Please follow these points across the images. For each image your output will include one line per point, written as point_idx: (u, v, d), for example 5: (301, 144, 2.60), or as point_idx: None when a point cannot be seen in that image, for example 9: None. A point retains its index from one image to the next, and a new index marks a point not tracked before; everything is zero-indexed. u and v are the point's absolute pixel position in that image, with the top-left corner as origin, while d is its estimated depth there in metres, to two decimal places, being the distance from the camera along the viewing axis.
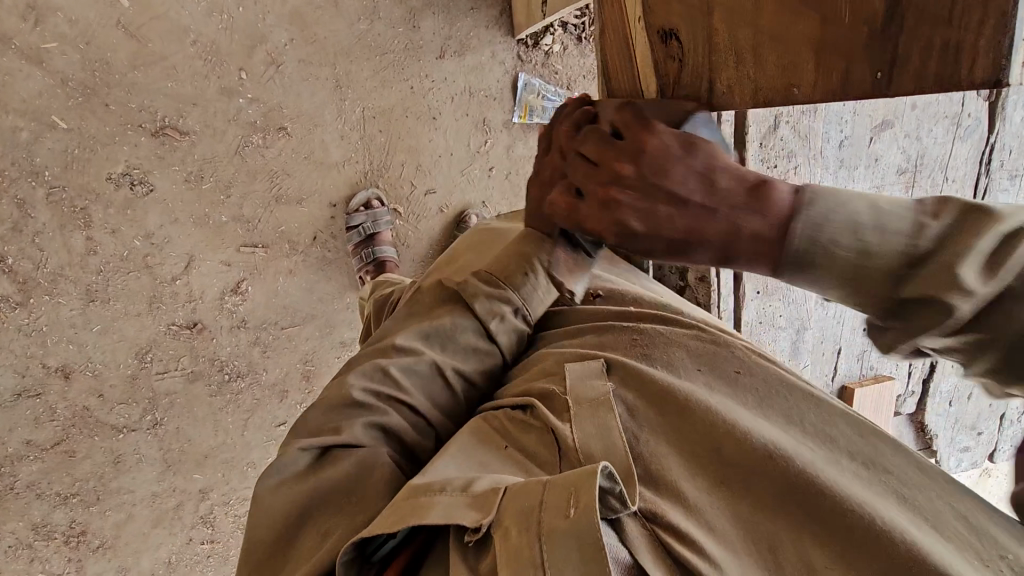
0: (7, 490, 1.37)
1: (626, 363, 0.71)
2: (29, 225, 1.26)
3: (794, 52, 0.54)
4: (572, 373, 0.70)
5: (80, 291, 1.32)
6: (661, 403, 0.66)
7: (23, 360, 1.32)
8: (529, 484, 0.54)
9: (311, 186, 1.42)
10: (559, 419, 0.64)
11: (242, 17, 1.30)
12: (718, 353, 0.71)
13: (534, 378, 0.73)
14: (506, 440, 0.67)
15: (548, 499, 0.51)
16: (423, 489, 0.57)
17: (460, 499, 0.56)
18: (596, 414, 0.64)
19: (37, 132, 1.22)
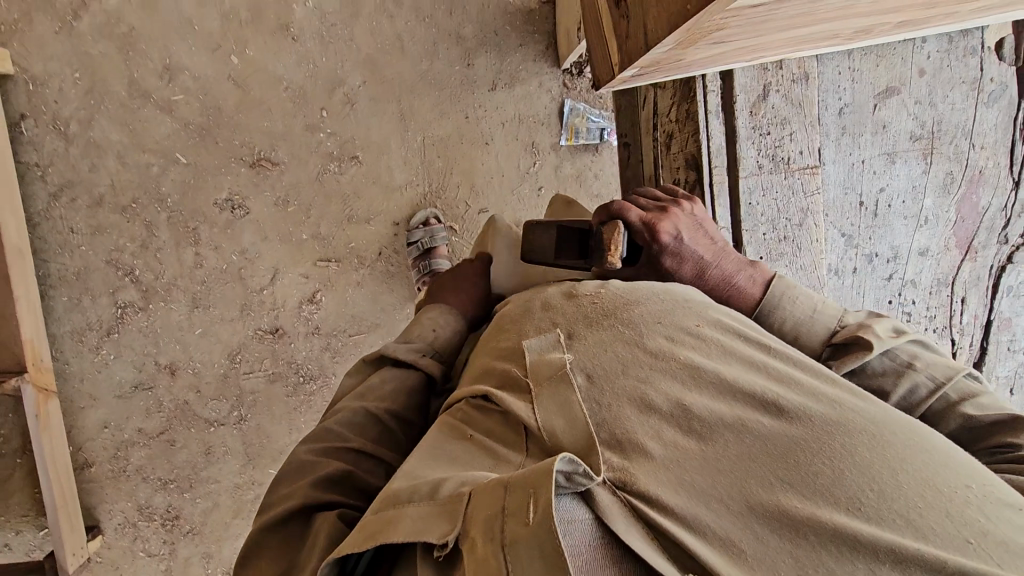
0: (120, 472, 1.60)
1: (588, 333, 0.65)
2: (153, 242, 1.54)
3: None
4: (530, 352, 0.64)
5: (188, 299, 1.57)
6: (622, 368, 0.60)
7: (141, 357, 1.57)
8: (490, 483, 0.47)
9: (377, 207, 1.60)
10: (522, 403, 0.59)
11: (324, 65, 1.54)
12: (677, 305, 0.67)
13: (496, 361, 0.67)
14: (466, 426, 0.62)
15: (509, 502, 0.44)
16: (393, 499, 0.50)
17: (428, 508, 0.49)
18: (556, 391, 0.59)
19: (163, 167, 1.52)
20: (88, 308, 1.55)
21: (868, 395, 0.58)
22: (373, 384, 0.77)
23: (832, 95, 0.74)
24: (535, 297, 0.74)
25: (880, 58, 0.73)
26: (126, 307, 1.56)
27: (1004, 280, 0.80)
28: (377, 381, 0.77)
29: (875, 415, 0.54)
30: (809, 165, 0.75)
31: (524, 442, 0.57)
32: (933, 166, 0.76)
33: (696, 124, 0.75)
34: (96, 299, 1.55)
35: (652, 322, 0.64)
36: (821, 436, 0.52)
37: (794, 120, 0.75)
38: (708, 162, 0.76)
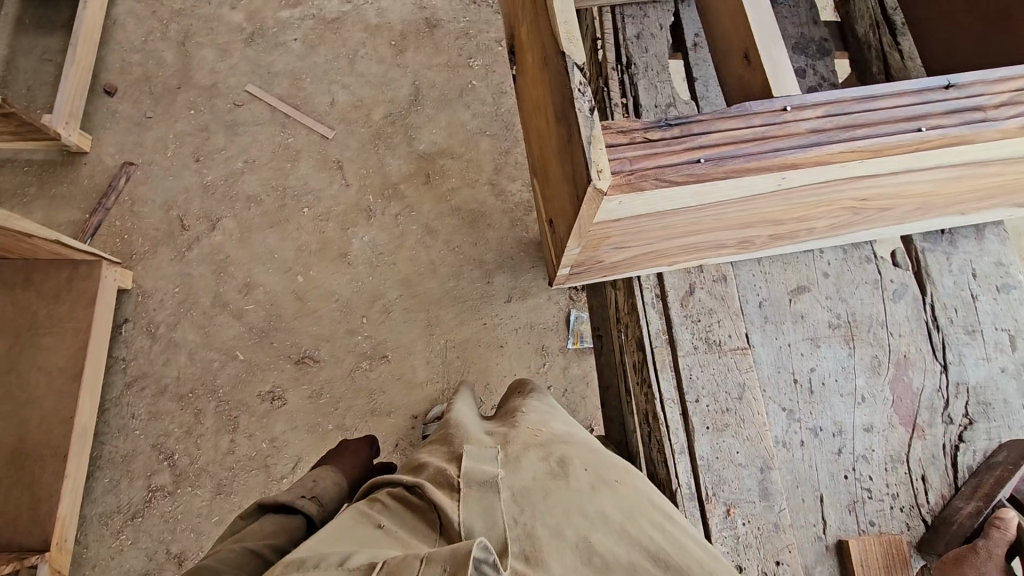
0: None
1: (519, 454, 0.74)
2: (197, 428, 1.74)
3: (563, 186, 0.62)
4: (468, 457, 0.74)
5: (212, 485, 1.68)
6: (545, 493, 0.70)
7: (154, 544, 1.63)
8: (406, 557, 0.57)
9: (398, 401, 1.77)
10: (450, 501, 0.68)
11: (369, 283, 1.90)
12: (602, 459, 0.75)
13: (432, 459, 0.75)
14: (388, 513, 0.70)
15: (424, 569, 0.55)
16: (297, 566, 0.58)
17: (333, 572, 0.57)
18: (482, 496, 0.69)
19: (223, 362, 1.81)
20: (122, 490, 1.69)
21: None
22: (254, 530, 0.87)
23: (751, 292, 0.89)
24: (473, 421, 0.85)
25: (785, 266, 0.91)
26: (156, 491, 1.68)
27: (963, 461, 0.82)
28: (257, 526, 0.89)
29: None
30: (740, 345, 0.85)
31: (439, 535, 0.67)
32: (856, 349, 0.87)
33: (636, 313, 0.88)
34: (132, 481, 1.69)
35: (576, 465, 0.73)
36: None
37: (719, 311, 0.87)
38: (649, 342, 0.86)
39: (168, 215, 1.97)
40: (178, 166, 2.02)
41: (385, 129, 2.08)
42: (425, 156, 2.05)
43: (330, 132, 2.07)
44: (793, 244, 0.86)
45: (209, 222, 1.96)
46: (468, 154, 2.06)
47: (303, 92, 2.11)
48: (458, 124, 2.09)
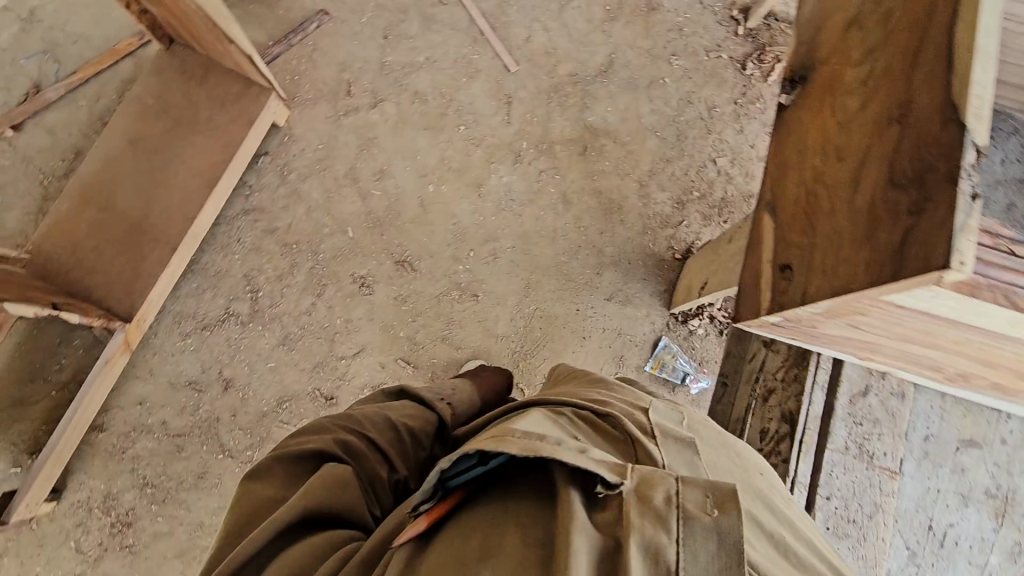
0: (119, 452, 1.68)
1: (701, 434, 0.82)
2: (287, 279, 1.82)
3: (865, 252, 0.57)
4: (656, 416, 0.82)
5: (280, 334, 1.78)
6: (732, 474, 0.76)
7: (211, 361, 1.75)
8: (654, 472, 0.66)
9: (469, 341, 1.81)
10: (651, 443, 0.75)
11: (489, 222, 1.92)
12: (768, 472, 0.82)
13: (615, 406, 0.83)
14: (578, 426, 0.77)
15: (689, 488, 0.63)
16: (545, 439, 0.66)
17: (584, 455, 0.65)
18: (681, 450, 0.75)
19: (332, 231, 1.87)
20: (202, 300, 1.79)
21: None
22: (398, 408, 1.10)
23: (921, 420, 0.84)
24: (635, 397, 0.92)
25: (967, 411, 0.83)
26: (231, 316, 1.79)
27: None
28: (400, 405, 1.11)
29: None
30: (890, 467, 0.83)
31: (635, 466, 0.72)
32: (1009, 531, 0.79)
33: (801, 389, 0.88)
34: (215, 297, 1.79)
35: (753, 467, 0.81)
36: None
37: (884, 424, 0.84)
38: (802, 423, 0.88)
39: (340, 75, 2.00)
40: (365, 34, 2.03)
41: (565, 86, 2.04)
42: (590, 128, 2.02)
43: (514, 66, 2.04)
44: (993, 398, 0.78)
45: (372, 98, 1.99)
46: (631, 146, 2.01)
47: (505, 17, 2.08)
48: (634, 113, 2.04)
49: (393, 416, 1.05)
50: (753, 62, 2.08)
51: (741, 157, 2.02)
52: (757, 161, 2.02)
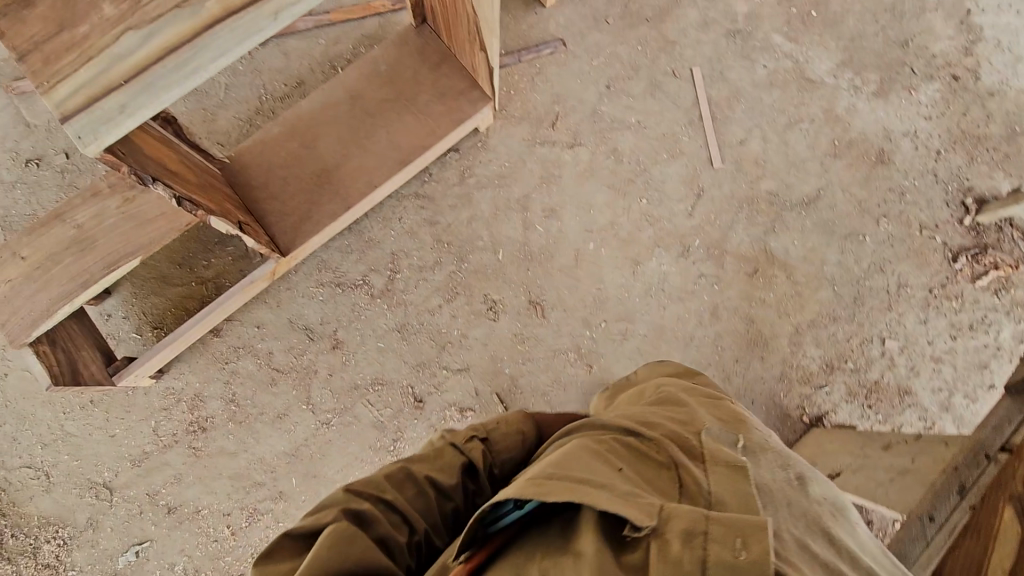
0: (223, 361, 1.78)
1: (754, 458, 0.85)
2: (428, 273, 1.87)
3: None
4: (707, 438, 0.85)
5: (401, 320, 1.83)
6: (787, 500, 0.79)
7: (332, 317, 1.83)
8: (692, 512, 0.67)
9: (567, 408, 1.78)
10: (696, 468, 0.79)
11: (632, 302, 1.87)
12: (825, 500, 0.84)
13: (664, 426, 0.88)
14: (620, 454, 0.82)
15: (714, 532, 0.64)
16: (570, 484, 0.71)
17: (615, 499, 0.70)
18: (727, 473, 0.77)
19: (485, 247, 1.90)
20: (348, 259, 1.87)
21: None
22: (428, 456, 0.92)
23: None
24: (696, 414, 0.96)
25: None
26: (366, 285, 1.85)
27: None
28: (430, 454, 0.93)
29: None
30: None
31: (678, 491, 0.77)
32: None
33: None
34: (359, 261, 1.87)
35: (820, 508, 0.81)
36: None
37: None
38: None
39: (552, 105, 2.01)
40: (591, 76, 2.04)
41: (760, 202, 1.96)
42: (768, 253, 1.93)
43: (718, 162, 1.98)
44: None
45: (572, 138, 1.99)
46: (802, 288, 1.90)
47: (730, 112, 2.02)
48: (818, 256, 1.93)
49: (415, 467, 0.89)
50: (967, 255, 1.92)
51: (912, 348, 1.87)
52: (928, 360, 1.86)
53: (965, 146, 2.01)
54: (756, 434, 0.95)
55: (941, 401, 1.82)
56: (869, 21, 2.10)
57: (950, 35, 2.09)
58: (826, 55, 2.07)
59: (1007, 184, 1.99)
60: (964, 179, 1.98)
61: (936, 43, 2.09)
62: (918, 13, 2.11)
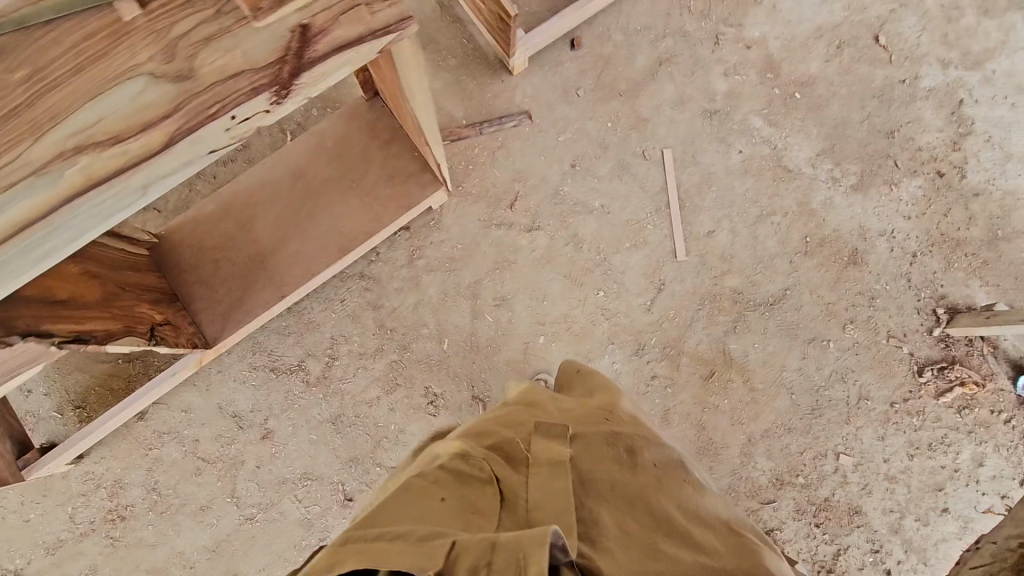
0: (147, 447, 1.73)
1: (576, 448, 0.98)
2: (367, 362, 1.80)
3: None
4: (534, 442, 0.96)
5: (335, 412, 1.77)
6: (606, 485, 0.94)
7: (263, 405, 1.77)
8: (480, 541, 0.69)
9: None
10: (510, 476, 0.92)
11: None
12: (647, 461, 1.00)
13: (496, 440, 0.99)
14: (446, 479, 0.89)
15: (497, 558, 0.67)
16: (364, 540, 0.69)
17: (407, 546, 0.67)
18: (538, 478, 0.90)
19: (429, 336, 1.82)
20: (283, 343, 1.79)
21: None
22: None
23: None
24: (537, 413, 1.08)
25: None
26: (301, 371, 1.79)
27: None
28: None
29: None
30: None
31: (501, 508, 0.88)
32: None
33: None
34: (296, 345, 1.79)
35: (642, 475, 0.97)
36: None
37: None
38: None
39: (511, 184, 1.90)
40: (555, 153, 1.92)
41: (723, 300, 1.87)
42: (726, 356, 1.84)
43: (683, 255, 1.88)
44: None
45: (529, 221, 1.88)
46: (757, 395, 1.83)
47: (699, 200, 1.92)
48: (778, 361, 1.84)
49: None
50: (933, 369, 1.83)
51: (867, 466, 1.80)
52: (881, 479, 1.79)
53: (943, 250, 1.90)
54: (590, 421, 1.07)
55: (889, 522, 1.77)
56: (855, 107, 1.98)
57: (940, 126, 1.97)
58: (806, 142, 1.95)
59: (983, 293, 1.89)
60: (939, 286, 1.88)
61: (924, 134, 1.96)
62: (908, 100, 1.98)
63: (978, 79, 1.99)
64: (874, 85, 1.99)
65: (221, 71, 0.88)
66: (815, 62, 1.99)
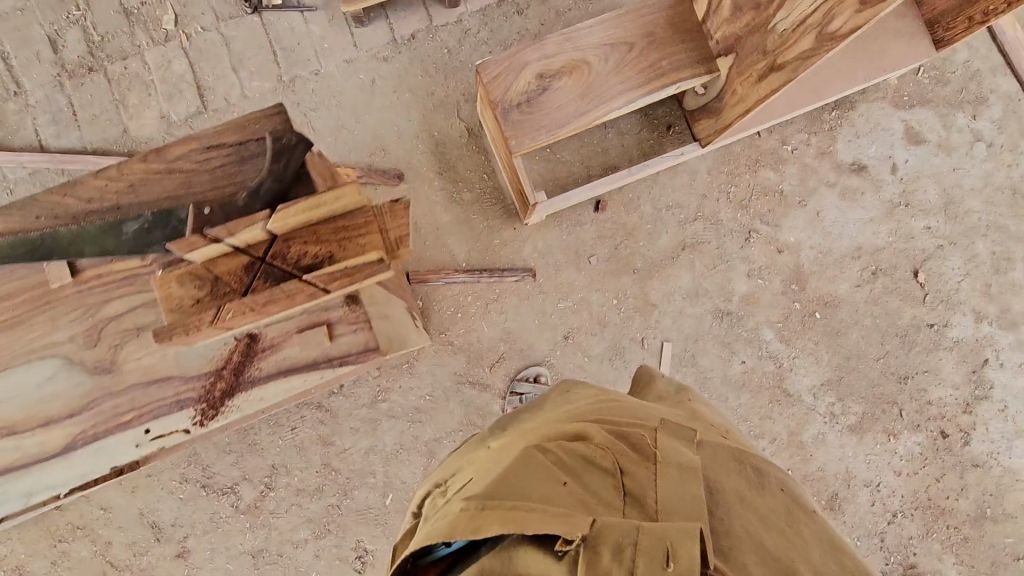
0: (56, 539, 1.66)
1: (708, 447, 0.85)
2: (303, 500, 1.72)
3: None
4: (664, 431, 0.84)
5: (259, 544, 1.71)
6: (742, 493, 0.79)
7: (186, 521, 1.69)
8: (626, 522, 0.65)
9: None
10: (646, 467, 0.76)
11: None
12: (774, 474, 0.87)
13: (625, 423, 0.85)
14: (567, 461, 0.77)
15: (643, 542, 0.62)
16: (511, 504, 0.68)
17: (550, 517, 0.65)
18: (675, 471, 0.75)
19: (374, 486, 1.73)
20: (221, 461, 1.70)
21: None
22: None
23: None
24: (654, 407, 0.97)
25: None
26: (233, 494, 1.70)
27: None
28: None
29: None
30: None
31: (625, 494, 0.74)
32: None
33: None
34: (234, 465, 1.71)
35: (776, 490, 0.83)
36: None
37: None
38: None
39: (497, 343, 1.79)
40: (551, 320, 1.81)
41: None
42: None
43: None
44: None
45: (505, 387, 1.78)
46: None
47: None
48: None
49: None
50: None
51: None
52: None
53: (924, 517, 1.80)
54: (715, 435, 0.90)
55: None
56: (875, 341, 1.85)
57: (956, 383, 1.85)
58: (813, 367, 1.83)
59: (954, 571, 1.80)
60: (908, 553, 1.79)
61: (938, 388, 1.85)
62: (930, 348, 1.85)
63: (1009, 342, 1.87)
64: (899, 323, 1.85)
65: (144, 371, 0.99)
66: (845, 283, 1.86)
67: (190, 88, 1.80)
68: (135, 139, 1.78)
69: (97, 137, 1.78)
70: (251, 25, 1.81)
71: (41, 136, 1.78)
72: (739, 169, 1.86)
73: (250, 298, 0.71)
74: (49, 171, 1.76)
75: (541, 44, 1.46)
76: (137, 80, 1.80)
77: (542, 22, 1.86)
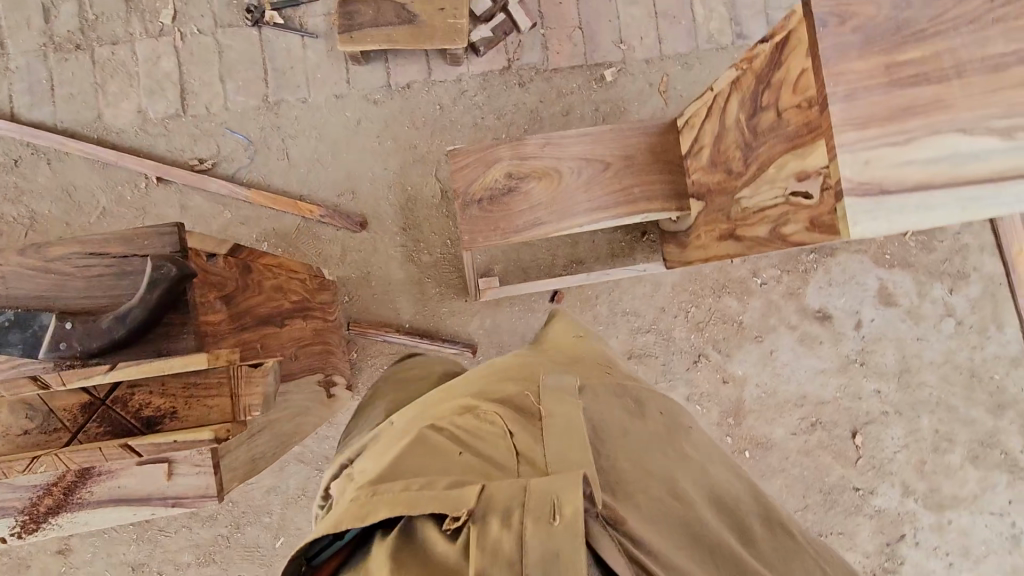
0: None
1: (596, 392, 0.86)
2: (193, 525, 1.71)
3: None
4: (551, 384, 0.82)
5: (141, 559, 1.70)
6: (624, 431, 0.81)
7: None
8: (504, 483, 0.63)
9: None
10: (532, 424, 0.76)
11: None
12: (662, 403, 0.92)
13: (514, 388, 0.84)
14: (450, 431, 0.76)
15: (529, 502, 0.60)
16: (402, 487, 0.66)
17: (437, 495, 0.64)
18: (558, 421, 0.75)
19: (267, 527, 1.72)
20: None
21: (764, 496, 0.88)
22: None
23: None
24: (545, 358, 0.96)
25: None
26: None
27: None
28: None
29: (789, 525, 0.86)
30: None
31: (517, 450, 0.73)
32: None
33: None
34: None
35: (650, 419, 0.87)
36: (727, 524, 0.80)
37: None
38: None
39: None
40: None
41: None
42: None
43: None
44: None
45: None
46: None
47: None
48: None
49: None
50: None
51: None
52: None
53: None
54: (585, 374, 0.92)
55: None
56: (797, 492, 1.83)
57: (867, 551, 1.83)
58: None
59: None
60: None
61: (849, 552, 1.82)
62: (851, 511, 1.83)
63: (931, 522, 1.84)
64: (826, 480, 1.83)
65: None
66: (781, 428, 1.83)
67: (173, 88, 1.77)
68: (107, 127, 1.76)
69: (70, 118, 1.76)
70: (249, 37, 1.78)
71: (14, 104, 1.75)
72: (703, 292, 1.83)
73: (69, 449, 0.84)
74: (15, 141, 1.74)
75: (519, 143, 1.41)
76: (122, 68, 1.77)
77: (541, 100, 1.82)
